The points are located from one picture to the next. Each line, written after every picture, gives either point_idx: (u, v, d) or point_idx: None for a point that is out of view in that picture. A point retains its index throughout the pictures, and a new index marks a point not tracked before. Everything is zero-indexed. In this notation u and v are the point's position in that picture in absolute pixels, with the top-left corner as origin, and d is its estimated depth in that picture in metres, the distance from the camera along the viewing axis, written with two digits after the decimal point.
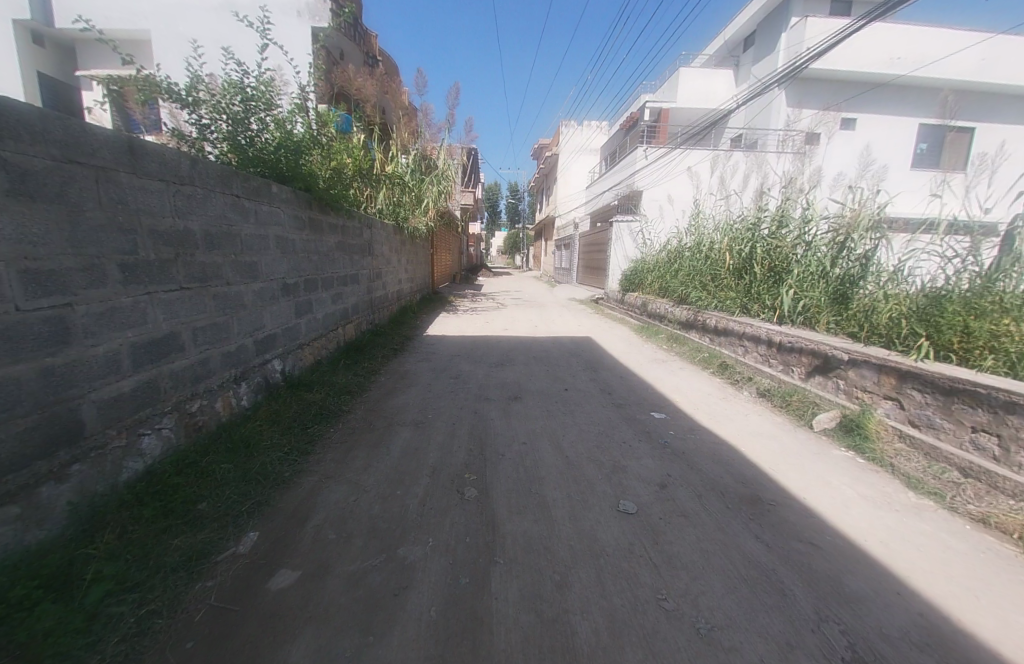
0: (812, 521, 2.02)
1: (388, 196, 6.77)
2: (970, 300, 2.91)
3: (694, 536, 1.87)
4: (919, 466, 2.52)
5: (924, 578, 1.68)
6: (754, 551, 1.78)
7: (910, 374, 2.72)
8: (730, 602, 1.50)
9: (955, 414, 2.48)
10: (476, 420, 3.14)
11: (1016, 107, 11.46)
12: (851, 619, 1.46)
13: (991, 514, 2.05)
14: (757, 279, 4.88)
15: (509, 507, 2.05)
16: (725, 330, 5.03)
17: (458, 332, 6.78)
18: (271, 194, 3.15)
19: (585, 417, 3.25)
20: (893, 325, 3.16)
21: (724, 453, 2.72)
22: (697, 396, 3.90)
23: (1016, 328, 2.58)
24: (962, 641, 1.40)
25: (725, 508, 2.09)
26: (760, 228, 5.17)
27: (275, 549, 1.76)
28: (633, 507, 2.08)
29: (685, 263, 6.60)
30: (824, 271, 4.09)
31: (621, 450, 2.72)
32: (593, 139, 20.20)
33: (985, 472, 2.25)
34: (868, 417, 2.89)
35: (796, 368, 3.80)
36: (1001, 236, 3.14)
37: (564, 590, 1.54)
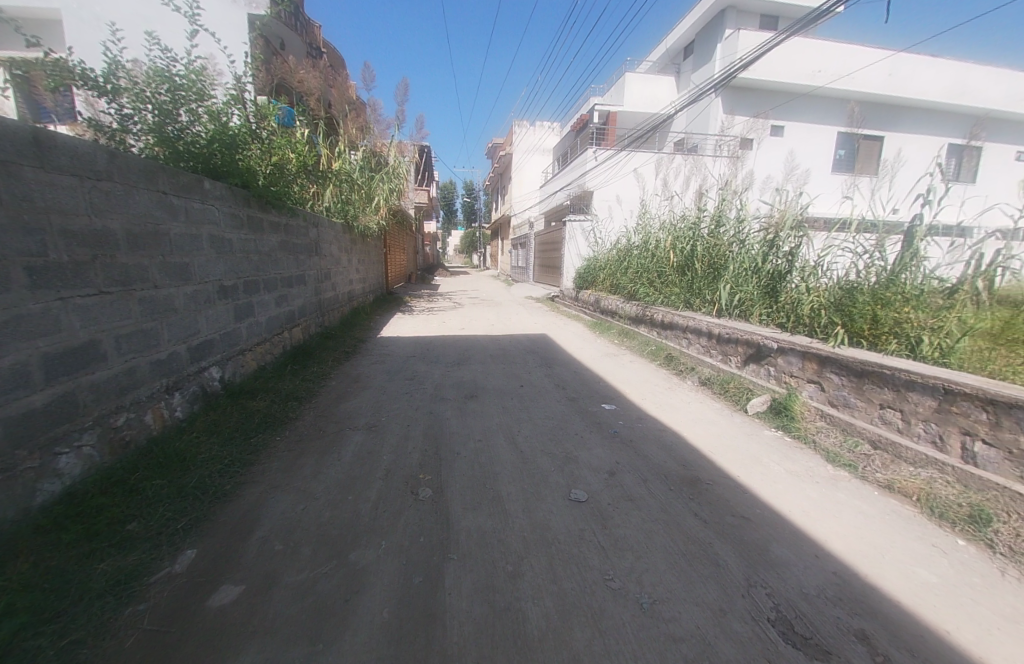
0: (744, 496, 2.20)
1: (336, 194, 6.54)
2: (878, 290, 3.23)
3: (639, 517, 1.98)
4: (838, 442, 2.79)
5: (839, 541, 1.88)
6: (693, 528, 1.91)
7: (830, 359, 3.01)
8: (670, 576, 1.61)
9: (865, 394, 2.76)
10: (430, 420, 3.12)
11: (911, 120, 12.96)
12: (775, 582, 1.61)
13: (894, 480, 2.33)
14: (698, 275, 5.20)
15: (463, 504, 2.07)
16: (671, 325, 5.31)
17: (413, 332, 6.67)
18: (203, 190, 2.96)
19: (540, 413, 3.31)
20: (815, 315, 3.50)
21: (667, 439, 2.89)
22: (645, 386, 4.11)
23: (914, 316, 2.91)
24: (868, 593, 1.58)
25: (668, 491, 2.22)
26: (700, 227, 5.51)
27: (215, 565, 1.67)
28: (584, 494, 2.16)
29: (633, 261, 6.87)
30: (755, 267, 4.41)
31: (574, 441, 2.81)
32: (545, 139, 20.47)
33: (891, 444, 2.52)
34: (794, 399, 3.17)
35: (733, 358, 4.08)
36: (904, 233, 3.40)
37: (517, 579, 1.58)
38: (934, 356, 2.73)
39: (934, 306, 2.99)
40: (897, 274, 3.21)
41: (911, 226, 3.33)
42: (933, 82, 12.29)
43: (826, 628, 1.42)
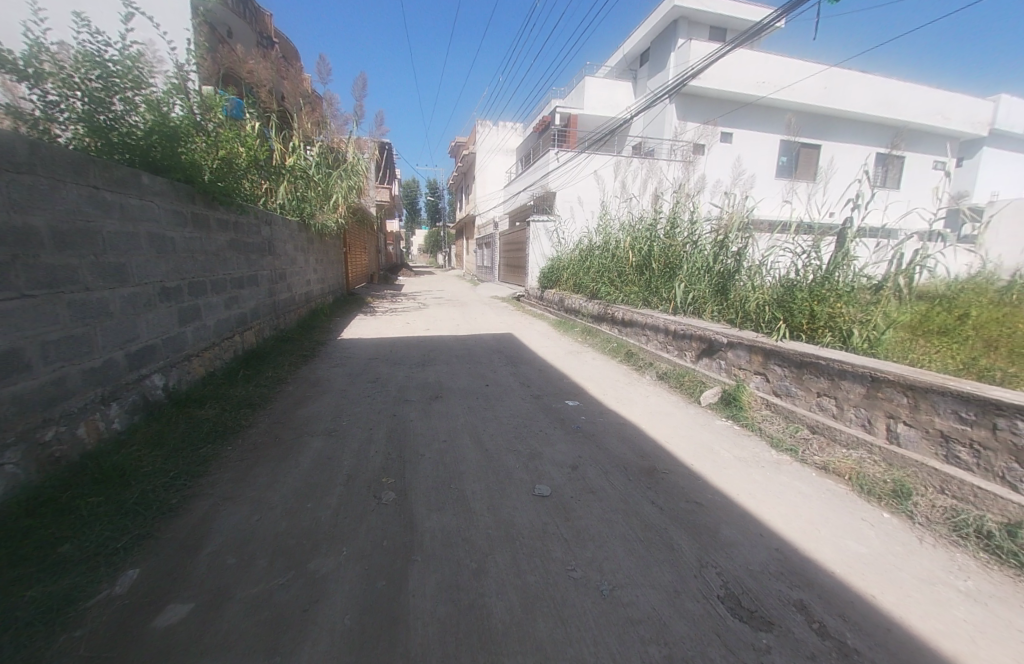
0: (698, 483, 2.32)
1: (290, 190, 6.28)
2: (815, 287, 3.45)
3: (600, 508, 2.05)
4: (782, 429, 2.99)
5: (781, 519, 2.02)
6: (650, 515, 2.00)
7: (774, 352, 3.22)
8: (629, 562, 1.68)
9: (805, 383, 2.97)
10: (394, 422, 3.07)
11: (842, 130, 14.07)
12: (724, 562, 1.71)
13: (830, 462, 2.53)
14: (655, 274, 5.41)
15: (427, 505, 2.06)
16: (631, 322, 5.49)
17: (376, 334, 6.51)
18: (141, 185, 2.77)
19: (505, 411, 3.34)
20: (760, 311, 3.74)
21: (627, 431, 3.00)
22: (607, 382, 4.23)
23: (846, 310, 3.17)
24: (805, 566, 1.72)
25: (627, 481, 2.31)
26: (657, 228, 5.73)
27: (161, 584, 1.57)
28: (547, 489, 2.21)
29: (595, 261, 7.04)
30: (707, 266, 4.64)
31: (538, 437, 2.86)
32: (508, 139, 20.52)
33: (827, 428, 2.74)
34: (742, 390, 3.37)
35: (687, 352, 4.28)
36: (838, 234, 3.60)
37: (481, 576, 1.60)
38: (863, 347, 2.98)
39: (863, 301, 3.26)
40: (831, 272, 3.42)
41: (843, 227, 3.52)
42: (862, 96, 13.32)
43: (770, 601, 1.52)
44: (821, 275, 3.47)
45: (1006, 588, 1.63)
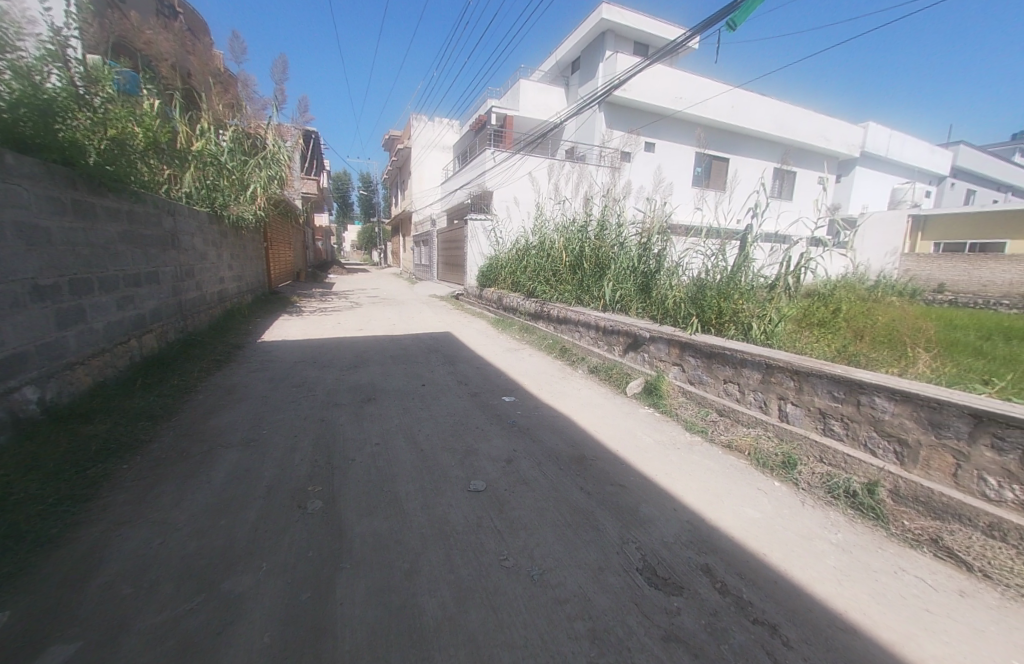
0: (621, 467, 2.50)
1: (199, 178, 5.68)
2: (722, 285, 3.84)
3: (532, 498, 2.13)
4: (695, 413, 3.30)
5: (692, 494, 2.24)
6: (578, 500, 2.12)
7: (688, 345, 3.53)
8: (558, 546, 1.77)
9: (713, 372, 3.30)
10: (321, 427, 2.93)
11: (746, 145, 15.68)
12: (643, 537, 1.87)
13: (733, 440, 2.85)
14: (586, 273, 5.67)
15: (358, 510, 2.00)
16: (564, 319, 5.70)
17: (302, 335, 6.13)
18: (4, 166, 2.37)
19: (441, 410, 3.32)
20: (677, 307, 4.09)
21: (560, 423, 3.13)
22: (542, 377, 4.37)
23: (746, 307, 3.57)
24: (711, 533, 1.92)
25: (559, 471, 2.42)
26: (588, 230, 6.00)
27: (38, 625, 1.37)
28: (482, 484, 2.24)
29: (531, 260, 7.19)
30: (633, 266, 4.94)
31: (474, 434, 2.88)
32: (444, 135, 20.20)
33: (731, 411, 3.07)
34: (662, 380, 3.67)
35: (615, 347, 4.55)
36: (740, 239, 4.02)
37: (413, 576, 1.59)
38: (760, 339, 3.37)
39: (760, 298, 3.67)
40: (735, 273, 3.83)
41: (745, 232, 3.94)
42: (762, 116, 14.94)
43: (681, 567, 1.69)
44: (726, 275, 3.86)
45: (864, 537, 1.96)
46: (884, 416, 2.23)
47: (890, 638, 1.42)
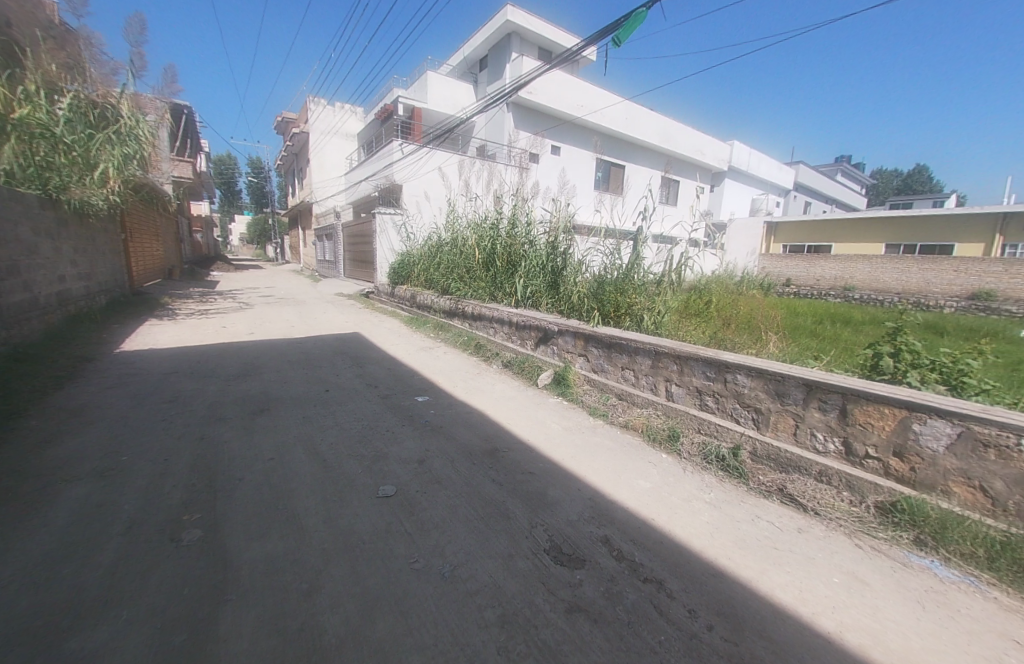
0: (532, 455, 2.60)
1: (24, 153, 4.59)
2: (620, 281, 4.18)
3: (444, 496, 2.12)
4: (598, 399, 3.57)
5: (594, 473, 2.42)
6: (489, 492, 2.16)
7: (592, 337, 3.78)
8: (469, 540, 1.79)
9: (612, 360, 3.59)
10: (202, 447, 2.58)
11: (639, 153, 17.23)
12: (550, 519, 1.97)
13: (629, 420, 3.14)
14: (499, 270, 5.76)
15: (248, 533, 1.81)
16: (479, 316, 5.73)
17: (177, 342, 5.31)
18: None
19: (347, 416, 3.13)
20: (581, 302, 4.36)
21: (473, 419, 3.16)
22: (457, 374, 4.35)
23: (639, 301, 3.94)
24: (610, 507, 2.10)
25: (470, 466, 2.44)
26: (499, 227, 6.10)
27: None
28: (391, 488, 2.17)
29: (444, 257, 7.08)
30: (542, 263, 5.13)
31: (383, 437, 2.78)
32: (346, 122, 18.90)
33: (628, 395, 3.37)
34: (569, 371, 3.90)
35: (527, 341, 4.70)
36: (634, 239, 4.40)
37: (313, 595, 1.49)
38: (650, 329, 3.75)
39: (650, 292, 4.07)
40: (631, 271, 4.19)
41: (637, 233, 4.32)
42: (651, 127, 16.53)
43: (583, 542, 1.83)
44: (622, 273, 4.21)
45: (730, 493, 2.30)
46: (745, 390, 2.63)
47: (747, 575, 1.69)
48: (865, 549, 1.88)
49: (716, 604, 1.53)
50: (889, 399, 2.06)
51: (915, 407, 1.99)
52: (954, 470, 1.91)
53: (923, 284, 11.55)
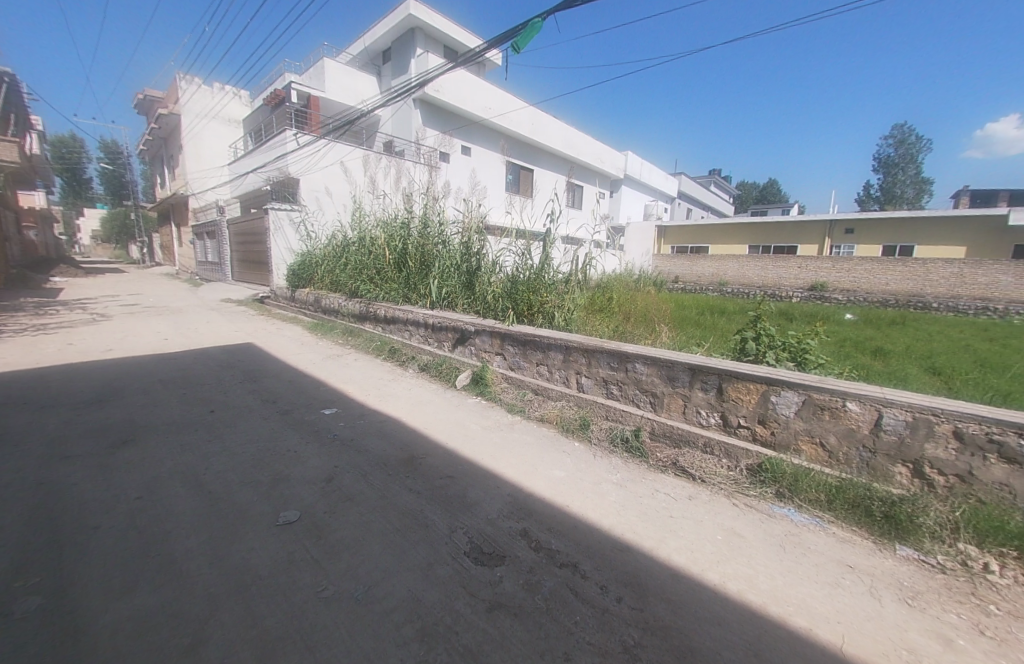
0: (450, 458, 2.57)
1: None
2: (532, 280, 4.32)
3: (356, 512, 2.00)
4: (515, 395, 3.65)
5: (512, 469, 2.47)
6: (406, 502, 2.09)
7: (507, 335, 3.85)
8: (384, 555, 1.71)
9: (528, 357, 3.69)
10: (41, 494, 2.10)
11: (545, 158, 17.99)
12: (469, 520, 1.97)
13: (545, 414, 3.27)
14: (412, 271, 5.58)
15: (110, 590, 1.52)
16: (392, 319, 5.48)
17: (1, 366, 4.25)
18: None
19: (240, 438, 2.79)
20: (497, 301, 4.41)
21: (388, 427, 3.03)
22: (370, 382, 4.13)
23: (551, 299, 4.12)
24: (528, 500, 2.16)
25: (385, 477, 2.33)
26: (410, 227, 5.92)
27: None
28: (295, 513, 1.98)
29: (351, 257, 6.67)
30: (456, 264, 5.09)
31: (285, 458, 2.53)
32: (228, 106, 16.81)
33: (543, 389, 3.50)
34: (486, 370, 3.93)
35: (445, 342, 4.62)
36: (543, 240, 4.57)
37: (198, 649, 1.30)
38: (561, 325, 3.95)
39: (560, 291, 4.28)
40: (542, 270, 4.36)
41: (546, 234, 4.49)
42: (555, 133, 17.36)
43: (502, 538, 1.86)
44: (534, 273, 4.36)
45: (634, 472, 2.52)
46: (643, 377, 2.89)
47: (649, 544, 1.87)
48: (740, 506, 2.18)
49: (624, 576, 1.66)
50: (754, 376, 2.42)
51: (773, 381, 2.36)
52: (801, 431, 2.31)
53: (777, 279, 13.79)
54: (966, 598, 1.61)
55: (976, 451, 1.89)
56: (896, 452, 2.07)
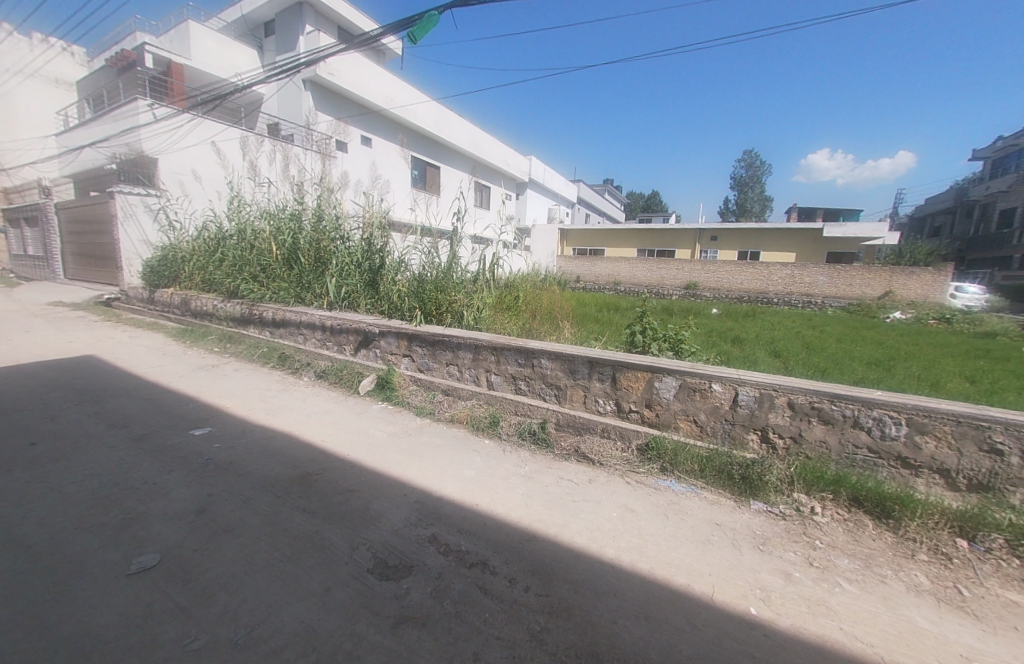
0: (350, 471, 2.40)
1: None
2: (440, 279, 4.25)
3: (236, 545, 1.76)
4: (424, 398, 3.53)
5: (419, 474, 2.39)
6: (298, 525, 1.90)
7: (415, 336, 3.71)
8: (271, 588, 1.53)
9: (437, 358, 3.61)
10: None
11: (450, 156, 17.84)
12: (371, 534, 1.85)
13: (455, 414, 3.23)
14: (305, 268, 5.08)
15: None
16: (282, 322, 4.92)
17: None
18: None
19: (75, 474, 2.27)
20: (402, 301, 4.24)
21: (277, 444, 2.72)
22: (255, 393, 3.66)
23: (459, 299, 4.08)
24: (436, 504, 2.11)
25: (273, 500, 2.09)
26: (302, 221, 5.40)
27: None
28: (153, 557, 1.67)
29: (229, 252, 5.85)
30: (356, 261, 4.77)
31: (140, 492, 2.12)
32: (51, 63, 13.57)
33: (452, 389, 3.45)
34: (392, 373, 3.74)
35: (346, 346, 4.30)
36: (450, 238, 4.52)
37: None
38: (470, 324, 3.93)
39: (468, 290, 4.27)
40: (450, 269, 4.32)
41: (453, 232, 4.45)
42: (459, 132, 17.31)
43: (409, 548, 1.78)
44: (441, 272, 4.29)
45: (541, 462, 2.62)
46: (548, 372, 3.01)
47: (554, 530, 1.95)
48: (633, 484, 2.40)
49: (531, 566, 1.71)
50: (640, 365, 2.67)
51: (655, 368, 2.63)
52: (680, 411, 2.62)
53: (660, 279, 15.48)
54: (800, 537, 1.98)
55: (802, 416, 2.33)
56: (749, 421, 2.45)
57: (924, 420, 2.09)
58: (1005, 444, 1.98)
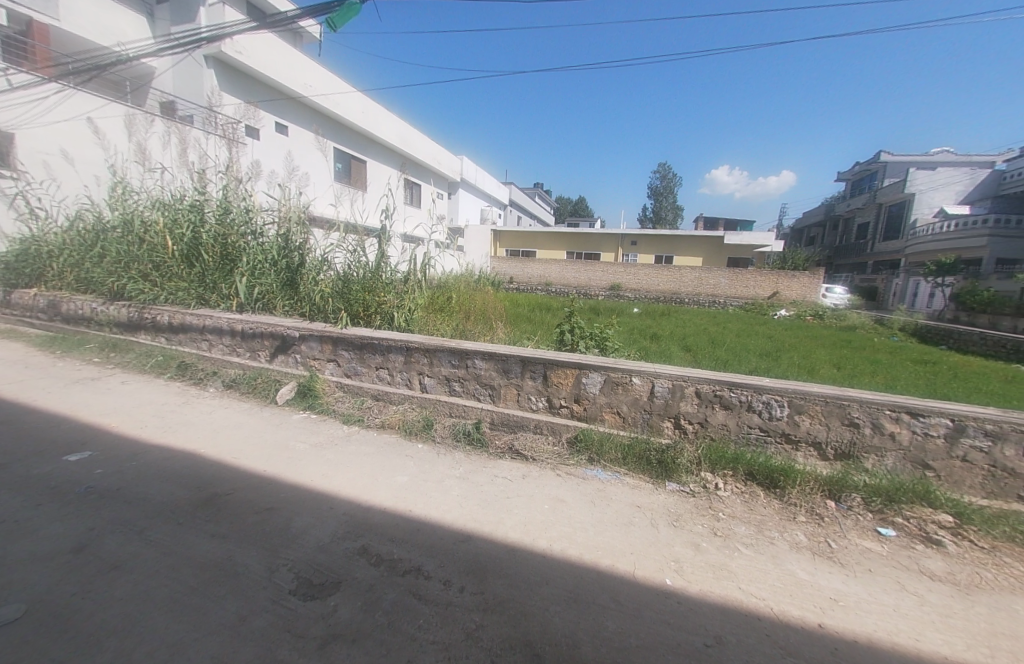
0: (268, 488, 2.22)
1: None
2: (367, 280, 4.08)
3: (129, 581, 1.54)
4: (352, 404, 3.36)
5: (347, 485, 2.28)
6: (207, 552, 1.71)
7: (340, 340, 3.52)
8: (175, 625, 1.37)
9: (365, 362, 3.46)
10: None
11: (377, 150, 17.11)
12: (294, 553, 1.74)
13: (385, 420, 3.11)
14: (209, 267, 4.57)
15: None
16: (182, 327, 4.39)
17: None
18: None
19: None
20: (326, 302, 4.00)
21: (179, 465, 2.42)
22: (150, 408, 3.23)
23: (388, 300, 3.95)
24: (365, 515, 2.03)
25: (175, 528, 1.86)
26: (205, 213, 4.84)
27: None
28: (13, 609, 1.40)
29: (112, 246, 5.07)
30: (271, 259, 4.39)
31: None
32: None
33: (383, 394, 3.33)
34: (315, 380, 3.51)
35: (260, 353, 3.96)
36: (377, 236, 4.35)
37: None
38: (401, 325, 3.83)
39: (398, 290, 4.15)
40: (378, 269, 4.16)
41: (381, 230, 4.29)
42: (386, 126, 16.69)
43: (336, 563, 1.70)
44: (369, 272, 4.13)
45: (475, 463, 2.62)
46: (482, 372, 3.03)
47: (488, 528, 1.98)
48: (563, 476, 2.50)
49: (465, 566, 1.71)
50: (569, 363, 2.80)
51: (582, 365, 2.78)
52: (604, 404, 2.78)
53: (587, 280, 16.26)
54: (707, 510, 2.21)
55: (707, 402, 2.60)
56: (664, 410, 2.68)
57: (801, 401, 2.45)
58: (861, 418, 2.38)
